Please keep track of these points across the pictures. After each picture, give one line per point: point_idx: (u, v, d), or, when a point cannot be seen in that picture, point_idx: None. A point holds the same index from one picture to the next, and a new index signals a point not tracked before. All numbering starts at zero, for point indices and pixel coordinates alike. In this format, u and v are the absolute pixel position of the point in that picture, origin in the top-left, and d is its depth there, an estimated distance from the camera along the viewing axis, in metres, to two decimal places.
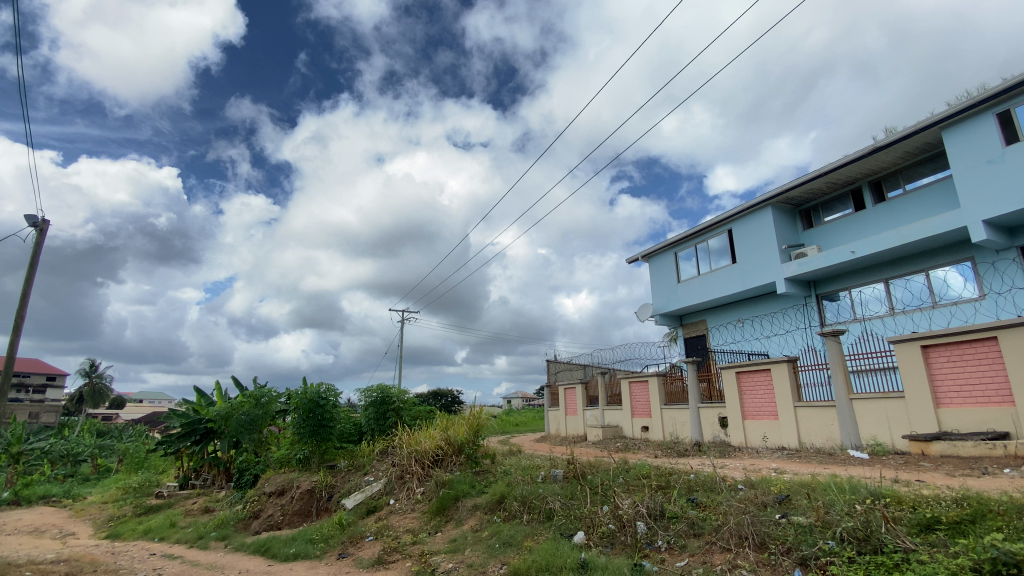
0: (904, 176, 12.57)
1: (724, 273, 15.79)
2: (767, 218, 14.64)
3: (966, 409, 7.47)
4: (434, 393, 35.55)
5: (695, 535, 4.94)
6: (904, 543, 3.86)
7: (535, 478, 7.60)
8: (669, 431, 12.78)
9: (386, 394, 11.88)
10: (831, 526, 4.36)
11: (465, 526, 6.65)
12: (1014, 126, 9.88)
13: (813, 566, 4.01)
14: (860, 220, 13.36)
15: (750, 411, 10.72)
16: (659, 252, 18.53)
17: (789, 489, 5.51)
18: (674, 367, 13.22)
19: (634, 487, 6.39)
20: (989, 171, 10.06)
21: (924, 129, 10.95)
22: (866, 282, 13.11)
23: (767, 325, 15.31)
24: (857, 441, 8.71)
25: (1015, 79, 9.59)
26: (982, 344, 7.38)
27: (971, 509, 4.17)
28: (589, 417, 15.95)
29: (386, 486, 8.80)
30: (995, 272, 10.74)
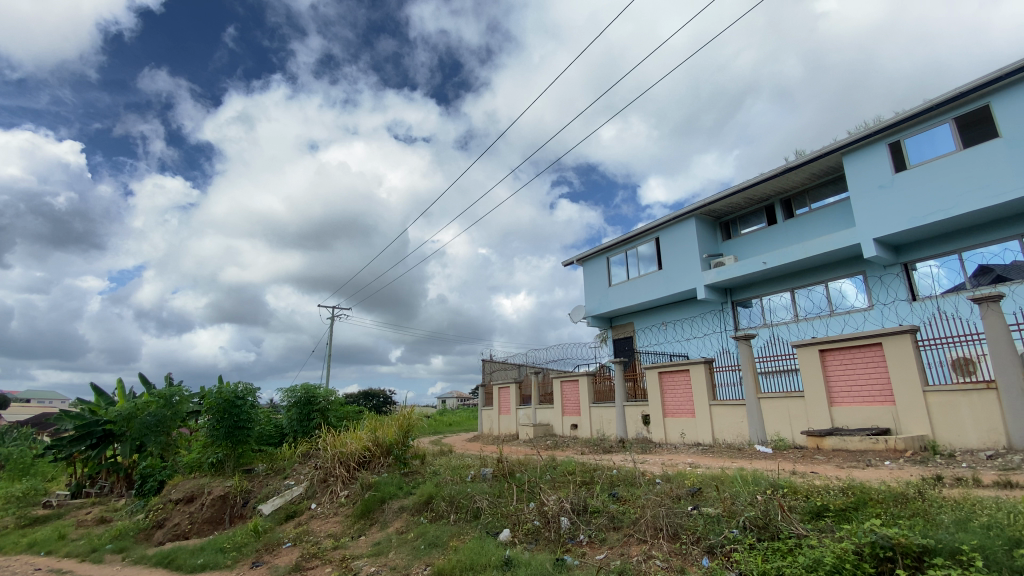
0: (810, 195, 13.82)
1: (652, 278, 16.57)
2: (691, 228, 15.53)
3: (855, 407, 8.35)
4: (365, 394, 34.45)
5: (615, 528, 5.16)
6: (797, 530, 4.24)
7: (464, 477, 7.57)
8: (596, 428, 13.25)
9: (311, 394, 11.35)
10: (736, 515, 4.70)
11: (391, 529, 6.50)
12: (903, 155, 11.12)
13: (719, 553, 4.32)
14: (773, 233, 14.50)
15: (671, 409, 11.34)
16: (593, 255, 19.14)
17: (701, 482, 5.89)
18: (603, 366, 13.72)
19: (561, 483, 6.56)
20: (881, 195, 11.27)
21: (829, 153, 12.09)
22: (775, 290, 14.30)
23: (688, 328, 16.26)
24: (763, 437, 9.45)
25: (905, 113, 10.82)
26: (870, 350, 8.26)
27: (855, 498, 4.66)
28: (521, 416, 16.21)
29: (308, 490, 8.42)
30: (882, 284, 12.05)
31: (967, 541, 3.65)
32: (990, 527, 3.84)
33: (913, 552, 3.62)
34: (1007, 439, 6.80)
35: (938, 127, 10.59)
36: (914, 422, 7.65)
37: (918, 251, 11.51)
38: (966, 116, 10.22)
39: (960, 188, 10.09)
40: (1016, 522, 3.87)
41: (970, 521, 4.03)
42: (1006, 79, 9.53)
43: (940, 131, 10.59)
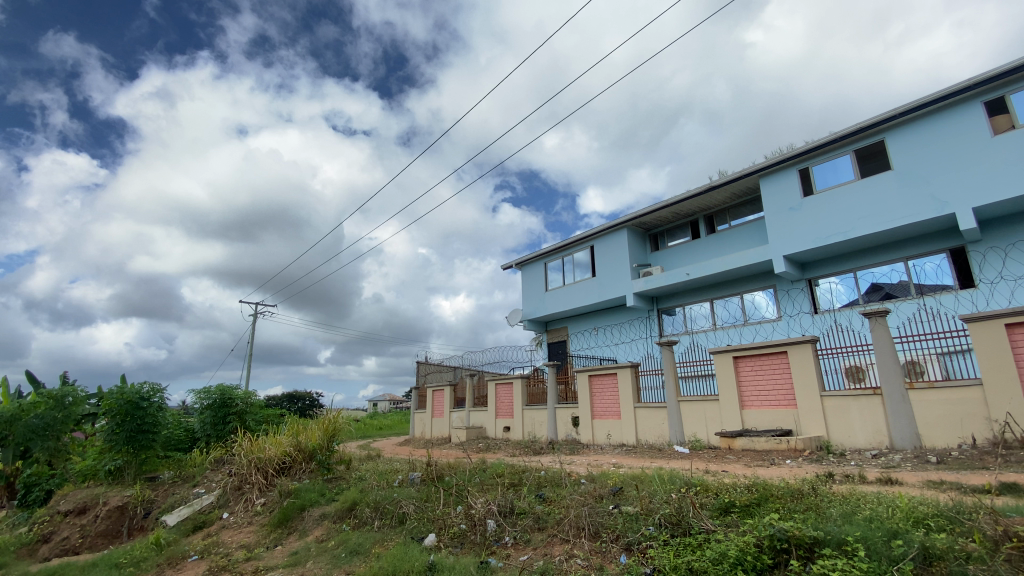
0: (730, 213, 14.86)
1: (585, 284, 17.08)
2: (623, 238, 16.20)
3: (763, 410, 9.05)
4: (290, 395, 32.79)
5: (540, 528, 5.26)
6: (706, 525, 4.51)
7: (391, 482, 7.41)
8: (528, 430, 13.44)
9: (228, 396, 10.62)
10: (652, 513, 4.95)
11: (310, 537, 6.23)
12: (811, 181, 12.24)
13: (636, 550, 4.53)
14: (696, 247, 15.41)
15: (599, 411, 11.75)
16: (531, 260, 19.46)
17: (622, 481, 6.15)
18: (536, 370, 13.95)
19: (489, 486, 6.59)
20: (791, 216, 12.33)
21: (748, 175, 13.08)
22: (697, 300, 15.23)
23: (617, 333, 16.92)
24: (681, 437, 10.02)
25: (814, 143, 11.94)
26: (777, 357, 9.00)
27: (758, 494, 5.06)
28: (454, 419, 16.10)
29: (219, 499, 7.87)
30: (789, 298, 13.18)
31: (851, 533, 4.07)
32: (871, 520, 4.30)
33: (805, 543, 3.99)
34: (888, 439, 7.63)
35: (841, 157, 11.77)
36: (812, 424, 8.41)
37: (821, 269, 12.69)
38: (864, 150, 11.41)
39: (856, 214, 11.24)
40: (892, 515, 4.36)
41: (855, 514, 4.49)
42: (897, 118, 10.78)
43: (842, 161, 11.76)
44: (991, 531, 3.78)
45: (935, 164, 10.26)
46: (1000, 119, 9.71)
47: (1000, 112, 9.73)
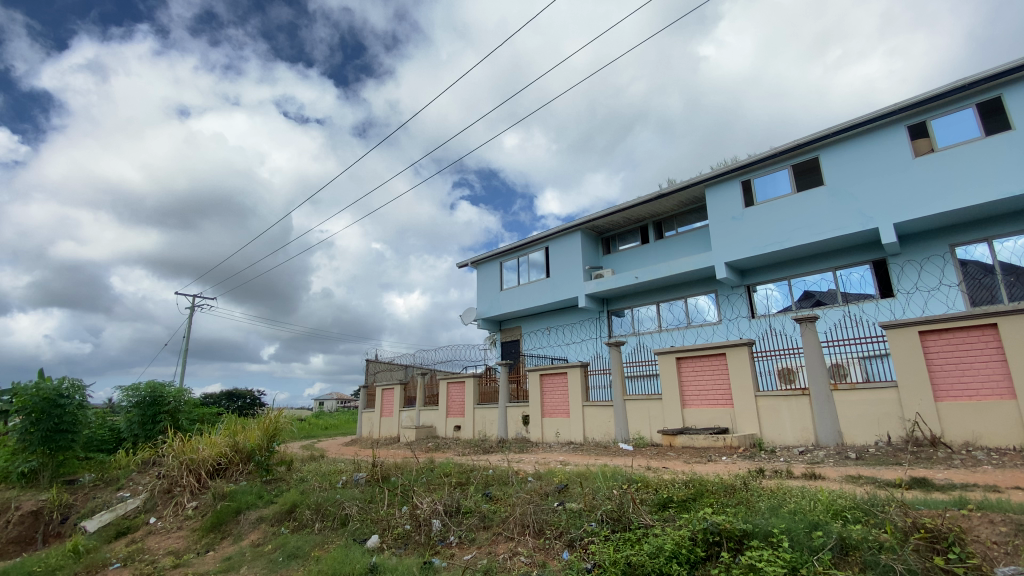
0: (677, 220, 15.45)
1: (539, 285, 17.28)
2: (576, 240, 16.51)
3: (702, 409, 9.48)
4: (228, 393, 31.18)
5: (485, 527, 5.29)
6: (645, 520, 4.67)
7: (334, 484, 7.22)
8: (478, 430, 13.45)
9: (159, 394, 10.00)
10: (595, 509, 5.09)
11: (245, 541, 5.98)
12: (752, 193, 12.91)
13: (578, 546, 4.64)
14: (646, 251, 15.90)
15: (548, 410, 11.92)
16: (486, 259, 19.49)
17: (567, 478, 6.28)
18: (488, 369, 13.97)
19: (435, 485, 6.55)
20: (733, 225, 12.96)
21: (695, 184, 13.65)
22: (645, 302, 15.74)
23: (568, 333, 17.22)
24: (626, 435, 10.34)
25: (756, 156, 12.61)
26: (717, 359, 9.44)
27: (694, 490, 5.29)
28: (404, 418, 15.85)
29: (146, 503, 7.39)
30: (729, 302, 13.85)
31: (777, 525, 4.34)
32: (795, 512, 4.61)
33: (735, 536, 4.23)
34: (813, 436, 8.17)
35: (780, 171, 12.49)
36: (746, 422, 8.89)
37: (759, 275, 13.41)
38: (801, 165, 12.17)
39: (792, 225, 11.96)
40: (814, 508, 4.69)
41: (781, 507, 4.80)
42: (831, 137, 11.56)
43: (781, 174, 12.49)
44: (901, 522, 4.12)
45: (862, 181, 11.08)
46: (921, 142, 10.59)
47: (920, 136, 10.62)
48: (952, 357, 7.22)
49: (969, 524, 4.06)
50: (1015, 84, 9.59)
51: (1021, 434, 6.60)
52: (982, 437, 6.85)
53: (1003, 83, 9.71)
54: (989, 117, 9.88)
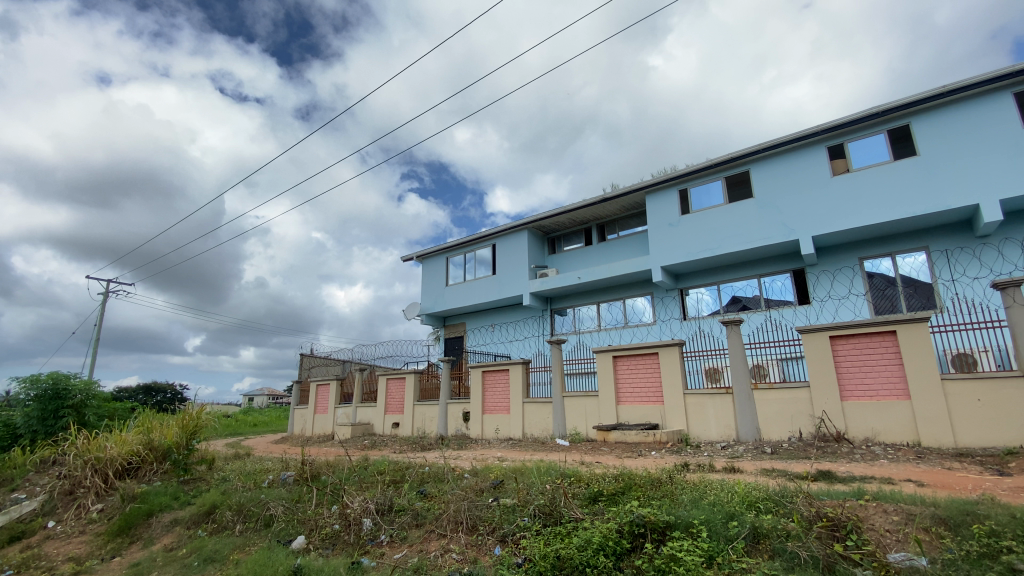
0: (619, 224, 15.96)
1: (484, 282, 17.29)
2: (523, 239, 16.66)
3: (635, 406, 9.86)
4: (146, 387, 28.93)
5: (417, 525, 5.23)
6: (575, 514, 4.79)
7: (259, 483, 6.90)
8: (417, 427, 13.27)
9: (63, 387, 9.12)
10: (528, 504, 5.17)
11: (157, 546, 5.58)
12: (688, 202, 13.55)
13: (510, 541, 4.70)
14: (589, 252, 16.29)
15: (489, 406, 11.97)
16: (432, 254, 19.26)
17: (503, 474, 6.33)
18: (429, 365, 13.80)
19: (368, 483, 6.42)
20: (671, 231, 13.54)
21: (637, 190, 14.15)
22: (586, 302, 16.16)
23: (512, 330, 17.34)
24: (563, 431, 10.57)
25: (693, 167, 13.25)
26: (651, 358, 9.85)
27: (623, 484, 5.50)
28: (339, 415, 15.35)
29: (43, 506, 6.70)
30: (664, 304, 14.47)
31: (697, 516, 4.60)
32: (713, 504, 4.90)
33: (658, 527, 4.45)
34: (735, 432, 8.71)
35: (715, 182, 13.18)
36: (675, 418, 9.34)
37: (692, 280, 14.09)
38: (733, 177, 12.92)
39: (723, 234, 12.65)
40: (732, 499, 5.01)
41: (701, 499, 5.09)
42: (761, 153, 12.35)
43: (715, 185, 13.19)
44: (807, 512, 4.46)
45: (786, 196, 11.91)
46: (838, 162, 11.53)
47: (839, 157, 11.55)
48: (857, 361, 7.92)
49: (865, 513, 4.48)
50: (919, 115, 10.65)
51: (912, 431, 7.36)
52: (880, 433, 7.58)
53: (909, 113, 10.75)
54: (897, 143, 10.91)
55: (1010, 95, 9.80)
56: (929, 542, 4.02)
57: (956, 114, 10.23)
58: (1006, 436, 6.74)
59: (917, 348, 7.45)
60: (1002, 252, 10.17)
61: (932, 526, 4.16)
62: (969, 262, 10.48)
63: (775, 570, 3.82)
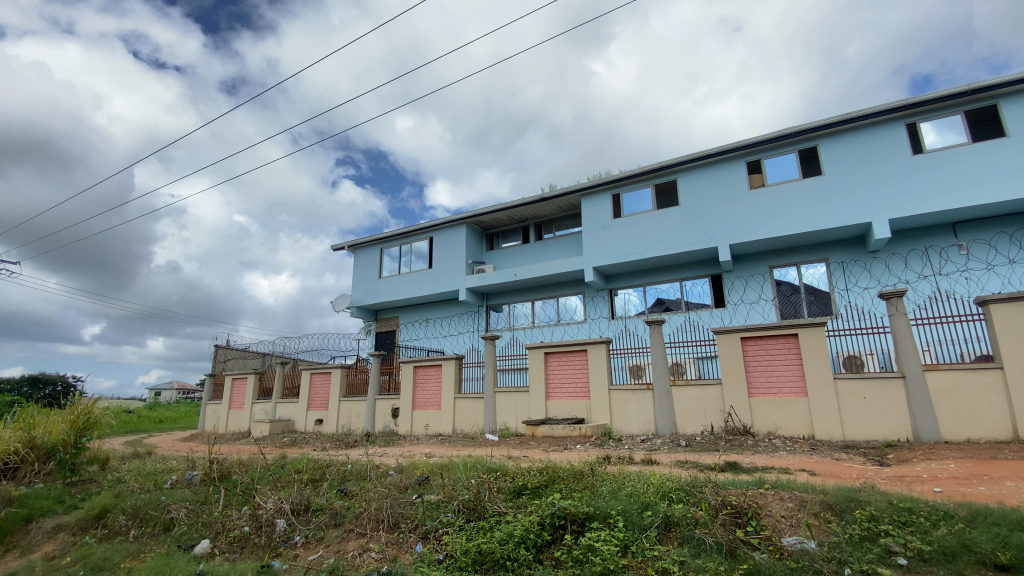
0: (556, 224, 16.27)
1: (419, 275, 17.00)
2: (460, 233, 16.55)
3: (564, 401, 10.11)
4: (30, 379, 25.75)
5: (336, 525, 5.05)
6: (498, 508, 4.83)
7: (159, 484, 6.35)
8: (342, 423, 12.81)
9: None
10: (452, 499, 5.14)
11: (35, 555, 4.99)
12: (621, 206, 14.07)
13: (432, 537, 4.65)
14: (525, 250, 16.48)
15: (419, 402, 11.80)
16: (365, 245, 18.66)
17: (429, 470, 6.26)
18: (358, 360, 13.35)
19: (284, 483, 6.12)
20: (604, 234, 13.99)
21: (573, 192, 14.49)
22: (521, 299, 16.34)
23: (445, 326, 17.18)
24: (493, 426, 10.64)
25: (626, 173, 13.78)
26: (580, 355, 10.13)
27: (547, 477, 5.61)
28: (257, 411, 14.49)
29: None
30: (595, 303, 14.93)
31: (615, 507, 4.79)
32: (630, 494, 5.13)
33: (578, 519, 4.60)
34: (654, 426, 9.17)
35: (645, 189, 13.79)
36: (600, 413, 9.67)
37: (622, 281, 14.64)
38: (662, 185, 13.57)
39: (651, 238, 13.23)
40: (647, 490, 5.26)
41: (620, 490, 5.30)
42: (688, 164, 13.06)
43: (646, 192, 13.79)
44: (714, 501, 4.78)
45: (709, 206, 12.67)
46: (755, 177, 12.43)
47: (756, 172, 12.45)
48: (764, 361, 8.60)
49: (765, 501, 4.88)
50: (825, 139, 11.72)
51: (807, 425, 8.10)
52: (780, 427, 8.28)
53: (817, 136, 11.80)
54: (806, 163, 11.93)
55: (900, 127, 11.02)
56: (818, 526, 4.44)
57: (856, 140, 11.36)
58: (884, 429, 7.61)
59: (814, 350, 8.20)
60: (888, 266, 11.43)
61: (821, 511, 4.61)
62: (861, 274, 11.69)
63: (683, 556, 4.05)
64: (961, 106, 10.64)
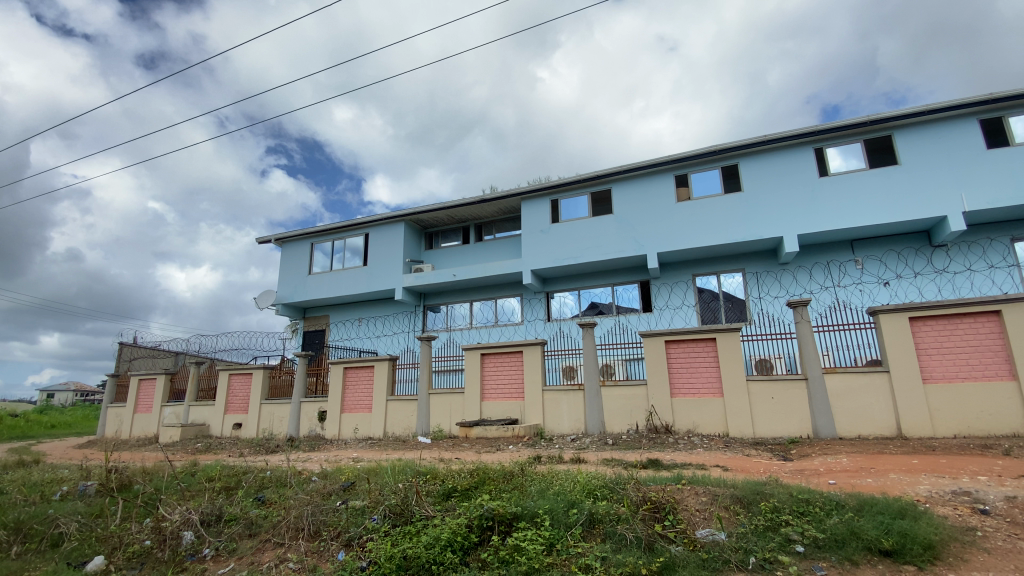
0: (495, 226, 16.34)
1: (353, 273, 16.44)
2: (397, 231, 16.19)
3: (498, 402, 10.17)
4: None
5: (250, 535, 4.78)
6: (426, 512, 4.77)
7: (46, 497, 5.71)
8: (263, 427, 12.13)
9: None
10: (379, 504, 5.02)
11: None
12: (559, 211, 14.38)
13: (355, 545, 4.51)
14: (464, 251, 16.42)
15: (349, 404, 11.41)
16: (295, 239, 17.79)
17: (355, 476, 6.05)
18: (283, 360, 12.67)
19: (194, 492, 5.70)
20: (542, 237, 14.23)
21: (513, 195, 14.63)
22: (458, 300, 16.26)
23: (379, 325, 16.73)
24: (426, 429, 10.49)
25: (564, 179, 14.11)
26: (515, 357, 10.24)
27: (477, 479, 5.60)
28: (166, 415, 13.39)
29: None
30: (532, 306, 15.14)
31: (542, 506, 4.88)
32: (557, 493, 5.24)
33: (506, 519, 4.65)
34: (584, 426, 9.44)
35: (582, 196, 14.19)
36: (533, 414, 9.82)
37: (558, 284, 14.97)
38: (598, 194, 14.03)
39: (587, 244, 13.61)
40: (574, 488, 5.39)
41: (547, 489, 5.39)
42: (622, 174, 13.59)
43: (583, 199, 14.19)
44: (635, 497, 4.98)
45: (640, 215, 13.24)
46: (683, 190, 13.15)
47: (683, 185, 13.17)
48: (686, 363, 9.10)
49: (681, 495, 5.17)
50: (746, 157, 12.61)
51: (722, 423, 8.67)
52: (699, 425, 8.80)
53: (739, 154, 12.67)
54: (728, 179, 12.78)
55: (810, 151, 12.08)
56: (728, 518, 4.77)
57: (772, 161, 12.32)
58: (789, 427, 8.30)
59: (731, 354, 8.78)
60: (795, 277, 12.49)
61: (731, 504, 4.95)
62: (772, 284, 12.68)
63: (605, 552, 4.19)
64: (860, 135, 11.83)
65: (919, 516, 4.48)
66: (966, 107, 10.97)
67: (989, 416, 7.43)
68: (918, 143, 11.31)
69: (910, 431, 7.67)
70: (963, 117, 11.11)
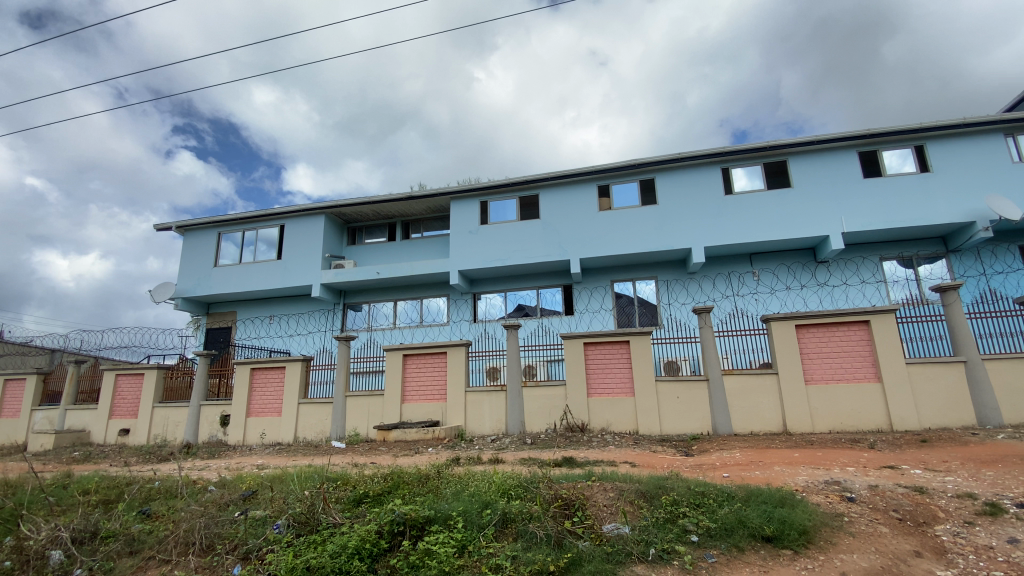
0: (423, 224, 16.10)
1: (268, 266, 15.47)
2: (318, 225, 15.46)
3: (419, 404, 10.03)
4: None
5: (132, 553, 4.35)
6: (334, 519, 4.60)
7: None
8: (156, 433, 11.09)
9: None
10: (282, 513, 4.77)
11: None
12: (488, 213, 14.45)
13: (254, 557, 4.25)
14: (390, 248, 16.02)
15: (257, 408, 10.73)
16: (202, 227, 16.43)
17: (257, 484, 5.70)
18: (182, 359, 11.64)
19: (65, 507, 5.09)
20: (470, 238, 14.22)
21: (442, 194, 14.50)
22: (382, 299, 15.84)
23: (295, 323, 15.88)
24: (341, 433, 10.11)
25: (493, 182, 14.21)
26: (438, 357, 10.15)
27: (390, 484, 5.48)
28: (37, 421, 11.85)
29: None
30: (457, 306, 15.08)
31: (456, 508, 4.89)
32: (471, 495, 5.25)
33: (417, 523, 4.60)
34: (504, 427, 9.57)
35: (511, 200, 14.37)
36: (454, 416, 9.78)
37: (485, 286, 15.03)
38: (526, 198, 14.27)
39: (514, 247, 13.79)
40: (489, 489, 5.42)
41: (462, 491, 5.38)
42: (550, 181, 13.93)
43: (512, 203, 14.38)
44: (547, 495, 5.12)
45: (566, 221, 13.64)
46: (606, 200, 13.73)
47: (606, 195, 13.75)
48: (602, 365, 9.51)
49: (591, 492, 5.39)
50: (663, 172, 13.40)
51: (632, 422, 9.15)
52: (612, 424, 9.22)
53: (657, 169, 13.43)
54: (646, 192, 13.52)
55: (719, 170, 13.08)
56: (632, 512, 5.05)
57: (687, 177, 13.20)
58: (692, 424, 8.93)
59: (643, 356, 9.28)
60: (703, 285, 13.47)
61: (635, 499, 5.23)
62: (683, 291, 13.58)
63: (515, 551, 4.28)
64: (762, 158, 12.99)
65: (796, 504, 5.01)
66: (847, 140, 12.41)
67: (858, 413, 8.46)
68: (809, 170, 12.62)
69: (793, 427, 8.55)
70: (845, 149, 12.56)
